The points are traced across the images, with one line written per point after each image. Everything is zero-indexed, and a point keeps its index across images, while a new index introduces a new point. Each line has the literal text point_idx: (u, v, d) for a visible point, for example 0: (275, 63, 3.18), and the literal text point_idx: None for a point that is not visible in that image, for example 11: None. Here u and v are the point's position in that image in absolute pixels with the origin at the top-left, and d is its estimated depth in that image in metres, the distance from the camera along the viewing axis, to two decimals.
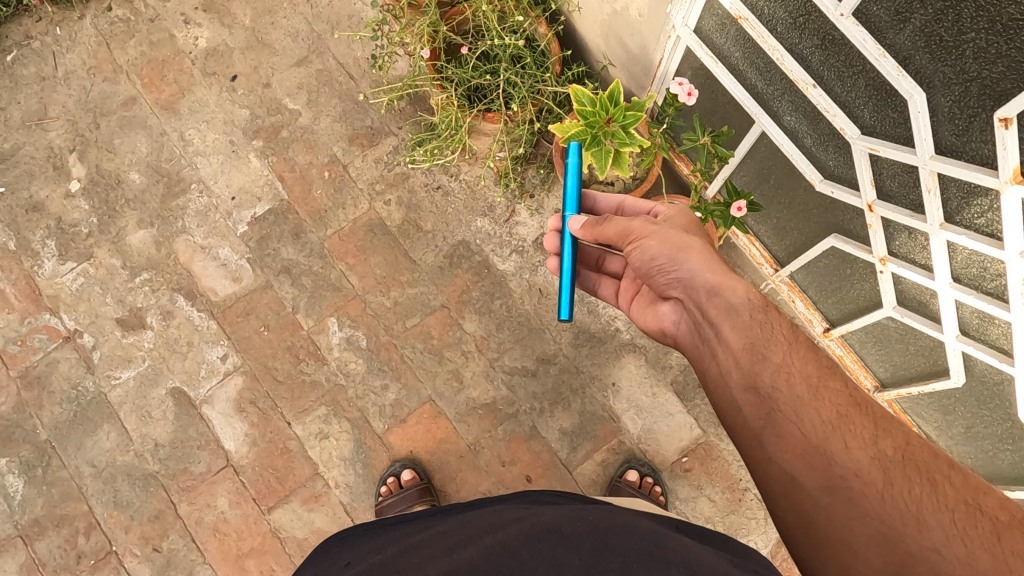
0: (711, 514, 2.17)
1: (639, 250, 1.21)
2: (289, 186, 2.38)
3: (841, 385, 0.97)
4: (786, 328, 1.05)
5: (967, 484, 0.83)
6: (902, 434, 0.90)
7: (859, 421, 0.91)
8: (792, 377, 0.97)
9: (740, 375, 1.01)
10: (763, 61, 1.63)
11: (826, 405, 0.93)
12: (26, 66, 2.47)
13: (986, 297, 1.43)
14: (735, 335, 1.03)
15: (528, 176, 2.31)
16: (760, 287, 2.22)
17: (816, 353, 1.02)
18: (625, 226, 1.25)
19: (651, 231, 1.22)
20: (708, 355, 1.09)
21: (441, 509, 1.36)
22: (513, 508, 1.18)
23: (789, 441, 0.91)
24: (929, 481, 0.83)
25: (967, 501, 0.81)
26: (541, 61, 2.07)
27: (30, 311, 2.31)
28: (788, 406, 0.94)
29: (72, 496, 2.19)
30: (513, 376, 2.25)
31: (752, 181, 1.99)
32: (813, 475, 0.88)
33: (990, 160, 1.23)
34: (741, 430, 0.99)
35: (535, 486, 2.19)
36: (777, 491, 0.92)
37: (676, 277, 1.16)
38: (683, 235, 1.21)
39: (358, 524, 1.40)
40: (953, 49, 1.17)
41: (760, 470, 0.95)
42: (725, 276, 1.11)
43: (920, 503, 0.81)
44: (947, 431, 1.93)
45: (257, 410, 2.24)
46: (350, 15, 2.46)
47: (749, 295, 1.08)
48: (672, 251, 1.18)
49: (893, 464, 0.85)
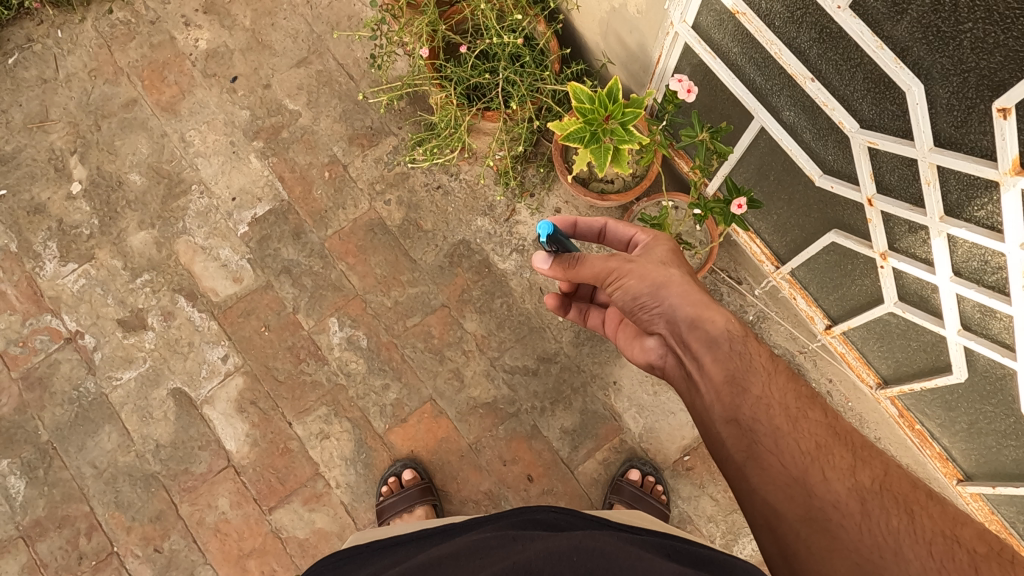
0: (714, 512, 2.16)
1: (620, 292, 1.28)
2: (290, 187, 2.38)
3: (821, 414, 1.04)
4: (766, 356, 1.11)
5: (944, 516, 0.90)
6: (881, 464, 0.97)
7: (838, 452, 0.97)
8: (771, 409, 1.02)
9: (721, 409, 1.06)
10: (762, 56, 1.63)
11: (806, 436, 0.99)
12: (27, 69, 2.48)
13: (986, 291, 1.43)
14: (716, 368, 1.09)
15: (528, 175, 2.31)
16: (759, 288, 2.25)
17: (797, 382, 1.09)
18: (601, 266, 1.30)
19: (628, 269, 1.27)
20: (692, 391, 1.14)
21: (434, 534, 1.39)
22: (498, 537, 1.17)
23: (771, 472, 0.97)
24: (908, 512, 0.89)
25: (944, 532, 0.87)
26: (541, 59, 2.08)
27: (32, 313, 2.31)
28: (768, 438, 0.99)
29: (73, 497, 2.19)
30: (514, 375, 2.25)
31: (751, 178, 1.99)
32: (792, 506, 0.93)
33: (990, 151, 1.23)
34: (725, 462, 1.04)
35: (536, 486, 2.18)
36: (761, 523, 0.96)
37: (658, 311, 1.22)
38: (662, 269, 1.27)
39: (341, 549, 1.41)
40: (951, 40, 1.16)
41: (745, 502, 0.99)
42: (705, 308, 1.17)
43: (898, 536, 0.86)
44: (950, 427, 1.92)
45: (257, 409, 2.24)
46: (350, 15, 2.47)
47: (729, 326, 1.14)
48: (651, 288, 1.24)
49: (871, 496, 0.91)
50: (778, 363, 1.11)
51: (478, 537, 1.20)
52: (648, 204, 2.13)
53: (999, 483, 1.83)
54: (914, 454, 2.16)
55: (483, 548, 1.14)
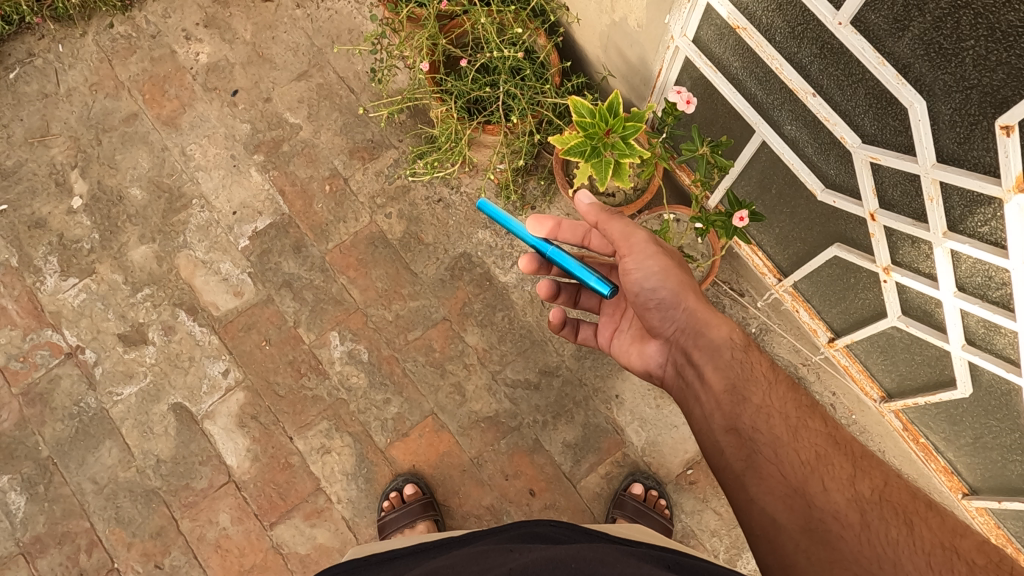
0: (717, 527, 2.15)
1: (640, 271, 1.25)
2: (290, 201, 2.38)
3: (820, 425, 1.03)
4: (766, 366, 1.12)
5: (944, 526, 0.88)
6: (880, 475, 0.95)
7: (838, 462, 0.96)
8: (771, 419, 1.03)
9: (721, 417, 1.07)
10: (762, 70, 1.63)
11: (806, 446, 0.99)
12: (28, 83, 2.48)
13: (990, 306, 1.42)
14: (717, 376, 1.11)
15: (529, 188, 2.31)
16: (761, 300, 2.25)
17: (797, 391, 1.10)
18: (626, 232, 1.29)
19: (651, 252, 1.26)
20: (693, 398, 1.17)
21: (430, 548, 1.40)
22: (498, 550, 1.17)
23: (770, 483, 0.96)
24: (907, 523, 0.88)
25: (944, 543, 0.85)
26: (541, 72, 2.07)
27: (32, 327, 2.31)
28: (768, 448, 1.00)
29: (74, 513, 2.18)
30: (516, 389, 2.24)
31: (753, 191, 1.98)
32: (792, 517, 0.92)
33: (993, 168, 1.22)
34: (725, 472, 1.04)
35: (538, 500, 2.17)
36: (759, 534, 0.95)
37: (671, 314, 1.25)
38: (681, 272, 1.27)
39: (344, 563, 1.40)
40: (953, 57, 1.16)
41: (744, 513, 0.99)
42: (711, 316, 1.20)
43: (897, 546, 0.85)
44: (955, 441, 1.90)
45: (258, 424, 2.23)
46: (350, 29, 2.47)
47: (731, 335, 1.17)
48: (674, 287, 1.24)
49: (870, 506, 0.90)
50: (778, 373, 1.12)
51: (475, 552, 1.19)
52: (649, 217, 2.13)
53: (1005, 498, 1.81)
54: (918, 467, 2.15)
55: (481, 560, 1.14)
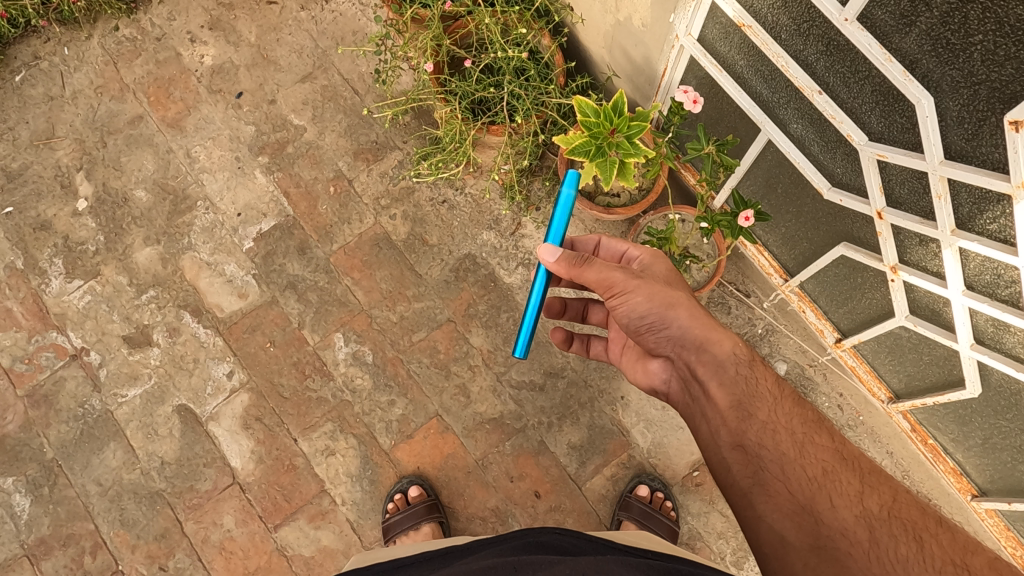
0: (724, 529, 2.13)
1: (626, 305, 1.26)
2: (295, 202, 2.38)
3: (827, 440, 1.03)
4: (771, 382, 1.11)
5: (955, 543, 0.86)
6: (888, 491, 0.95)
7: (847, 479, 0.95)
8: (777, 435, 1.02)
9: (727, 434, 1.06)
10: (768, 69, 1.62)
11: (812, 462, 0.98)
12: (34, 86, 2.49)
13: (1000, 305, 1.41)
14: (722, 393, 1.10)
15: (534, 189, 2.31)
16: (767, 301, 2.23)
17: (803, 407, 1.09)
18: (605, 275, 1.27)
19: (635, 285, 1.25)
20: (699, 415, 1.15)
21: (434, 558, 1.38)
22: (499, 567, 1.14)
23: (778, 500, 0.96)
24: (917, 540, 0.87)
25: (955, 560, 0.84)
26: (545, 73, 2.07)
27: (38, 329, 2.31)
28: (775, 464, 0.99)
29: (78, 515, 2.18)
30: (521, 391, 2.23)
31: (759, 191, 1.97)
32: (801, 535, 0.91)
33: (1002, 164, 1.21)
34: (732, 489, 1.03)
35: (543, 502, 2.16)
36: (767, 553, 0.94)
37: (666, 334, 1.23)
38: (668, 288, 1.26)
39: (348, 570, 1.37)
40: (961, 52, 1.15)
41: (751, 530, 0.98)
42: (712, 331, 1.19)
43: (906, 562, 0.84)
44: (964, 443, 1.89)
45: (263, 426, 2.23)
46: (355, 30, 2.48)
47: (735, 350, 1.16)
48: (661, 308, 1.23)
49: (879, 523, 0.89)
50: (784, 389, 1.11)
51: (478, 565, 1.18)
52: (654, 218, 2.12)
53: (1015, 499, 1.80)
54: (927, 469, 2.13)
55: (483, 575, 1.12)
